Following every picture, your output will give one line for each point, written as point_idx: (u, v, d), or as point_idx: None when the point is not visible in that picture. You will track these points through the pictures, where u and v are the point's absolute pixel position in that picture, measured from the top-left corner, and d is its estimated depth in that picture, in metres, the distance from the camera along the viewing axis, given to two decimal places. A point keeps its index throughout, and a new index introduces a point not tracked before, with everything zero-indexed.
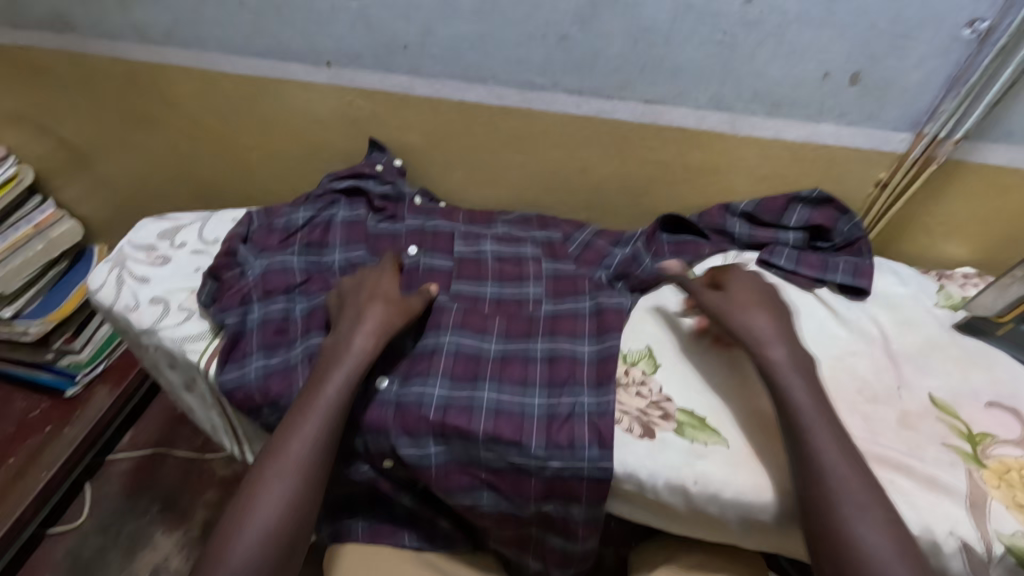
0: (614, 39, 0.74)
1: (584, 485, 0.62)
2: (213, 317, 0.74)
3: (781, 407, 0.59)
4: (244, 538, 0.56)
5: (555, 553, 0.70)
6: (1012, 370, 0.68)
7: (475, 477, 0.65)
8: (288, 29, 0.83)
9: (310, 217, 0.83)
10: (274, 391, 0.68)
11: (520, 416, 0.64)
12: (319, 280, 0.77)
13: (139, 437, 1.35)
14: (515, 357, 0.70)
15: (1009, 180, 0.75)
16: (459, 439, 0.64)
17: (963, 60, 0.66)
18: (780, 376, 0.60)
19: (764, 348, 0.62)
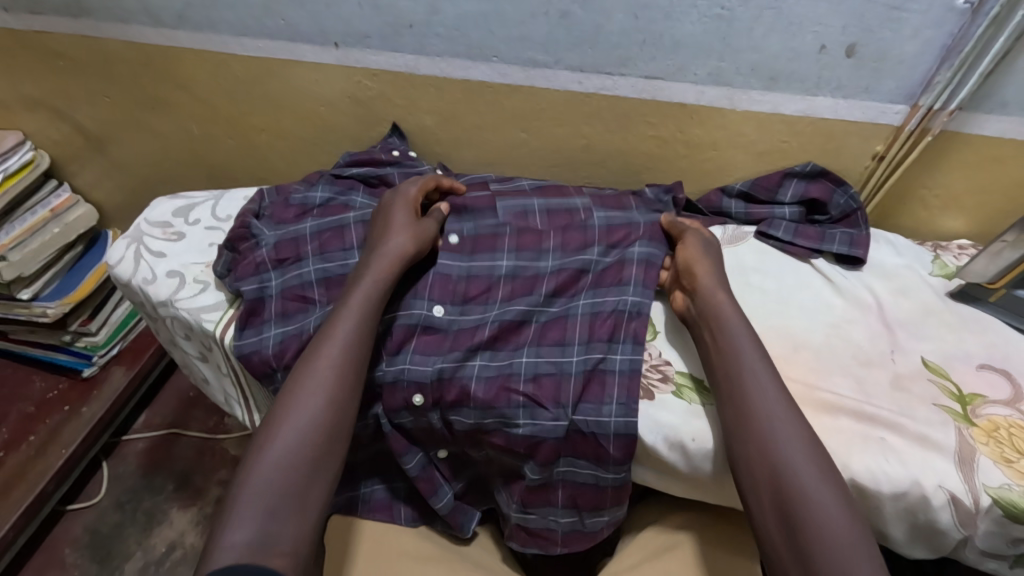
0: (615, 15, 0.75)
1: (619, 381, 0.66)
2: (230, 285, 0.76)
3: (719, 349, 0.63)
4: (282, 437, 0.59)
5: (586, 488, 0.68)
6: (1003, 335, 0.70)
7: (515, 394, 0.67)
8: (296, 9, 0.85)
9: (326, 198, 0.85)
10: (289, 354, 0.71)
11: (564, 320, 0.71)
12: (331, 243, 0.78)
13: (155, 418, 1.39)
14: (571, 268, 0.73)
15: (1004, 151, 0.77)
16: (508, 352, 0.70)
17: (956, 31, 0.67)
18: (723, 318, 0.64)
19: (709, 291, 0.67)
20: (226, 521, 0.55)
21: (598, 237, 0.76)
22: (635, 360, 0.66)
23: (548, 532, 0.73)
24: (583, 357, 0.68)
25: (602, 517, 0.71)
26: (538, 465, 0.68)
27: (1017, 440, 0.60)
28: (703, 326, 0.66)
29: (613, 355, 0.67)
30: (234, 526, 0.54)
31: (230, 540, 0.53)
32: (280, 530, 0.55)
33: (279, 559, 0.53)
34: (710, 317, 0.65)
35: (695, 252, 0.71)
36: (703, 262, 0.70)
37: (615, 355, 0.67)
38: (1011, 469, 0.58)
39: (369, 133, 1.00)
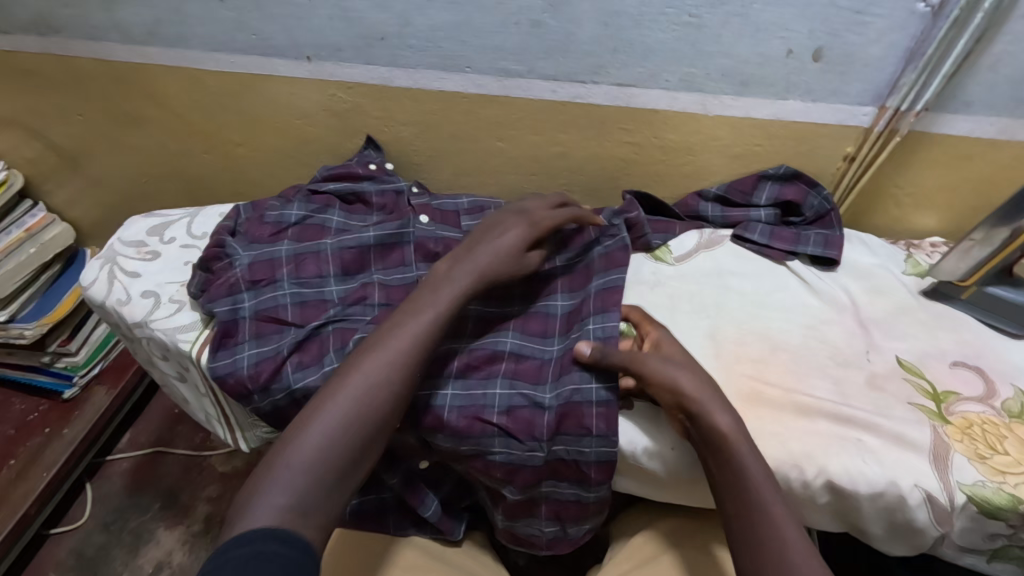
0: (585, 24, 0.75)
1: (595, 412, 0.64)
2: (203, 308, 0.76)
3: (735, 483, 0.57)
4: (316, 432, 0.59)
5: (568, 504, 0.70)
6: (976, 332, 0.71)
7: (488, 424, 0.65)
8: (267, 24, 0.85)
9: (303, 215, 0.85)
10: (262, 377, 0.70)
11: (540, 359, 0.69)
12: (307, 268, 0.78)
13: (139, 437, 1.37)
14: (535, 313, 0.73)
15: (972, 149, 0.78)
16: (478, 378, 0.68)
17: (919, 34, 0.68)
18: (733, 446, 0.58)
19: (708, 413, 0.59)
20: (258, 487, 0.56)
21: (559, 279, 0.76)
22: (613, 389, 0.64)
23: (534, 538, 0.76)
24: (555, 392, 0.66)
25: (579, 527, 0.73)
26: (518, 488, 0.69)
27: (990, 437, 0.61)
28: (710, 456, 0.59)
29: (581, 380, 0.65)
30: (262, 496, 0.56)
31: (272, 499, 0.55)
32: (318, 500, 0.57)
33: (315, 528, 0.56)
34: (718, 447, 0.58)
35: (668, 355, 0.64)
36: (687, 375, 0.61)
37: (580, 382, 0.65)
38: (985, 466, 0.59)
39: (347, 146, 1.00)
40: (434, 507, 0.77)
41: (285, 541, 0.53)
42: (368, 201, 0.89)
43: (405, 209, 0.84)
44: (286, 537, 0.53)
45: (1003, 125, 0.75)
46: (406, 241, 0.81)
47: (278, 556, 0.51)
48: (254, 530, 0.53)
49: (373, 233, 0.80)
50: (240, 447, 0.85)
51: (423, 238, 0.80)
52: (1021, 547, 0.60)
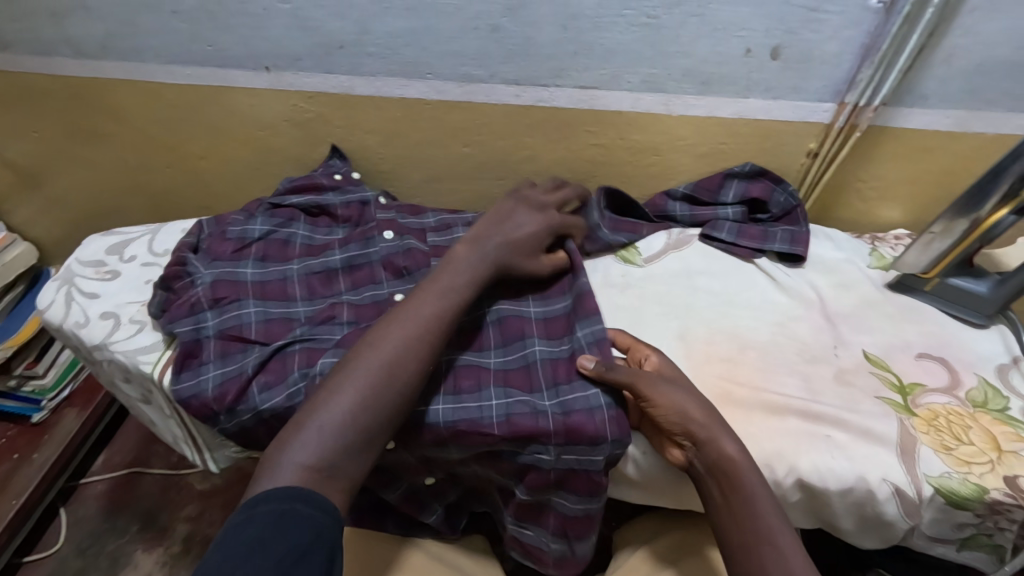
0: (544, 27, 0.75)
1: (606, 418, 0.61)
2: (165, 330, 0.73)
3: (738, 511, 0.55)
4: (330, 412, 0.57)
5: (576, 520, 0.67)
6: (940, 323, 0.72)
7: (491, 435, 0.62)
8: (222, 34, 0.83)
9: (267, 231, 0.83)
10: (228, 399, 0.68)
11: (528, 365, 0.67)
12: (274, 290, 0.77)
13: (113, 458, 1.34)
14: (510, 317, 0.72)
15: (930, 142, 0.79)
16: (471, 394, 0.65)
17: (873, 30, 0.69)
18: (738, 473, 0.56)
19: (714, 439, 0.58)
20: (279, 452, 0.56)
21: (530, 288, 0.75)
22: (616, 397, 0.63)
23: (539, 552, 0.73)
24: (555, 399, 0.64)
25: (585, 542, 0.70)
26: (527, 489, 0.66)
27: (955, 427, 0.62)
28: (714, 483, 0.58)
29: (578, 390, 0.64)
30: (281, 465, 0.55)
31: (297, 457, 0.55)
32: (341, 465, 0.56)
33: (336, 493, 0.56)
34: (725, 474, 0.57)
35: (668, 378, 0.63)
36: (689, 398, 0.60)
37: (576, 393, 0.64)
38: (951, 457, 0.60)
39: (312, 156, 0.98)
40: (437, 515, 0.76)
41: (307, 502, 0.53)
42: (332, 214, 0.87)
43: (370, 226, 0.83)
44: (310, 497, 0.53)
45: (959, 118, 0.76)
46: (372, 258, 0.80)
47: (297, 518, 0.52)
48: (281, 489, 0.53)
49: (341, 257, 0.81)
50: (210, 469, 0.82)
51: (389, 253, 0.80)
52: (989, 535, 0.61)
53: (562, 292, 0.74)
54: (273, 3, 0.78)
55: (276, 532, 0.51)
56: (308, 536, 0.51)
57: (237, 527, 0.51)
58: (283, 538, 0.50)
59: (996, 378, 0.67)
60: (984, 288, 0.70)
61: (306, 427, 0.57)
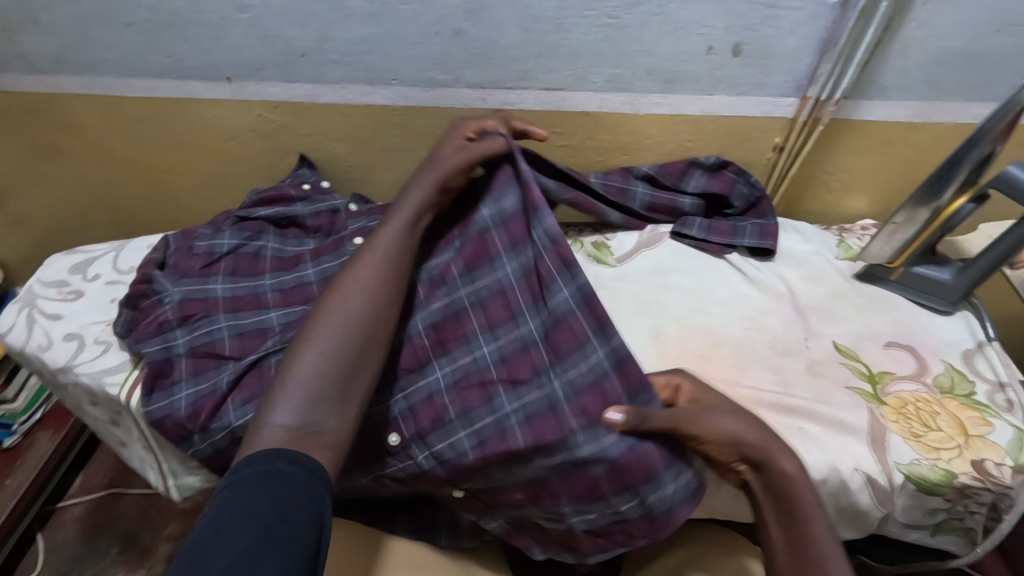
0: (506, 29, 0.75)
1: (581, 317, 0.63)
2: (134, 353, 0.72)
3: (792, 534, 0.53)
4: (300, 373, 0.57)
5: (629, 463, 0.58)
6: (907, 311, 0.73)
7: (489, 384, 0.63)
8: (180, 45, 0.81)
9: (235, 245, 0.82)
10: (203, 417, 0.67)
11: (501, 292, 0.67)
12: (245, 303, 0.76)
13: (91, 480, 1.30)
14: (472, 240, 0.70)
15: (892, 133, 0.80)
16: (460, 346, 0.66)
17: (830, 24, 0.70)
18: (795, 492, 0.55)
19: (773, 459, 0.56)
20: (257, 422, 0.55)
21: (481, 195, 0.72)
22: (587, 287, 0.64)
23: (614, 526, 0.62)
24: (538, 321, 0.66)
25: (663, 489, 0.59)
26: (553, 454, 0.59)
27: (924, 414, 0.63)
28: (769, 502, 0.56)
29: (553, 299, 0.65)
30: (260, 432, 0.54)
31: (275, 419, 0.54)
32: (320, 422, 0.55)
33: (321, 450, 0.54)
34: (782, 495, 0.55)
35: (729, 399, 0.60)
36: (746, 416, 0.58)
37: (551, 304, 0.65)
38: (920, 444, 0.61)
39: (279, 165, 0.96)
40: (496, 521, 0.69)
41: (293, 462, 0.51)
42: (303, 224, 0.86)
43: (342, 235, 0.81)
44: (293, 457, 0.52)
45: (918, 109, 0.77)
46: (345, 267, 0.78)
47: (283, 476, 0.50)
48: (263, 450, 0.52)
49: (314, 270, 0.79)
50: (173, 497, 0.79)
51: None
52: (961, 518, 0.62)
53: (509, 182, 0.71)
54: (232, 12, 0.77)
55: (259, 490, 0.49)
56: (292, 494, 0.49)
57: (223, 490, 0.50)
58: (265, 496, 0.48)
59: (961, 364, 0.68)
60: (947, 275, 0.72)
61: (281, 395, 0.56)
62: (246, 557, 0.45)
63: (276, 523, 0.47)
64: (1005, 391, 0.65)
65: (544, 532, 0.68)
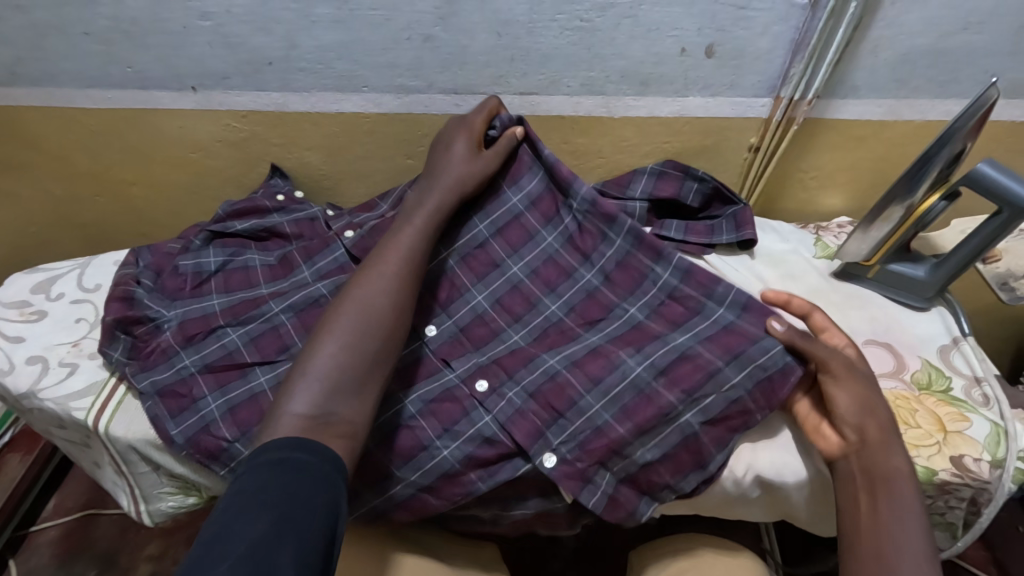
0: (478, 34, 0.73)
1: (640, 254, 0.71)
2: (141, 385, 0.69)
3: (881, 524, 0.53)
4: (326, 363, 0.59)
5: (722, 336, 0.64)
6: (885, 308, 0.74)
7: (570, 329, 0.70)
8: (141, 55, 0.79)
9: (222, 260, 0.80)
10: (244, 421, 0.65)
11: (552, 258, 0.74)
12: (244, 309, 0.74)
13: (67, 501, 1.23)
14: (506, 224, 0.75)
15: (865, 131, 0.81)
16: (527, 309, 0.72)
17: (801, 25, 0.70)
18: (899, 487, 0.54)
19: (886, 445, 0.56)
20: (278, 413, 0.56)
21: (500, 180, 0.76)
22: (637, 227, 0.71)
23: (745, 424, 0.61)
24: (594, 269, 0.73)
25: (767, 349, 0.61)
26: (658, 372, 0.63)
27: (903, 411, 0.63)
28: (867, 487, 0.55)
29: (607, 248, 0.73)
30: (282, 422, 0.55)
31: (290, 407, 0.56)
32: (337, 411, 0.57)
33: (336, 438, 0.56)
34: (880, 480, 0.55)
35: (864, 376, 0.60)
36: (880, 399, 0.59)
37: (608, 249, 0.73)
38: None
39: (249, 176, 0.94)
40: (598, 492, 0.60)
41: (307, 451, 0.52)
42: (282, 234, 0.83)
43: (328, 234, 0.81)
44: (310, 446, 0.53)
45: (890, 106, 0.78)
46: (340, 262, 0.78)
47: (298, 466, 0.51)
48: (280, 438, 0.53)
49: (310, 272, 0.78)
50: (146, 522, 0.75)
51: (357, 245, 0.78)
52: (942, 513, 0.63)
53: (528, 167, 0.75)
54: (193, 20, 0.74)
55: (273, 479, 0.50)
56: (307, 485, 0.50)
57: (238, 479, 0.51)
58: (280, 485, 0.49)
59: (938, 359, 0.68)
60: (922, 272, 0.72)
61: (303, 386, 0.57)
62: (261, 543, 0.45)
63: (291, 514, 0.47)
64: (982, 385, 0.66)
65: (651, 470, 0.61)
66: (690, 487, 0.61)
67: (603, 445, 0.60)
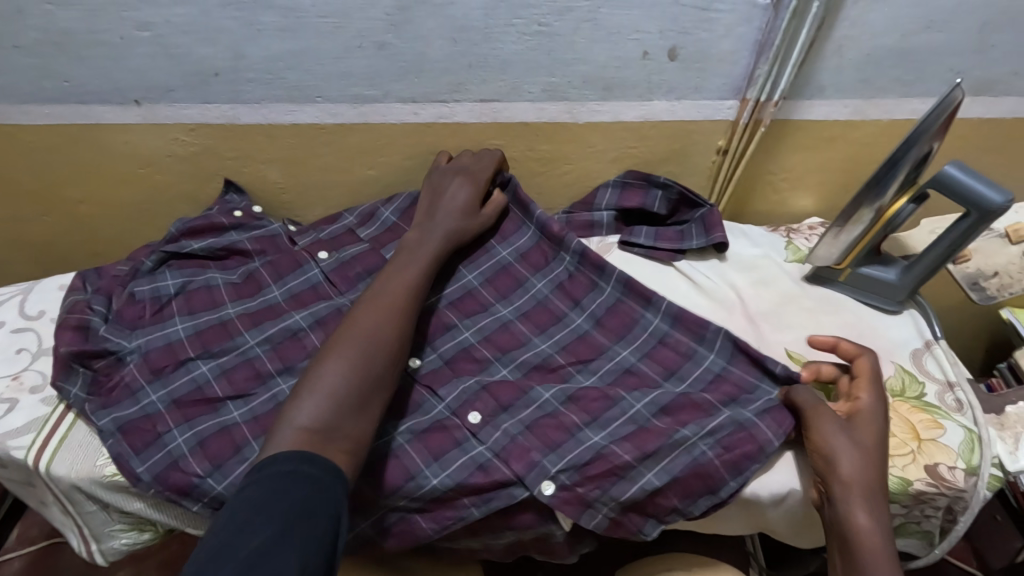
0: (432, 40, 0.71)
1: (632, 302, 0.72)
2: (101, 423, 0.64)
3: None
4: (325, 387, 0.55)
5: (723, 380, 0.65)
6: (857, 312, 0.73)
7: (561, 365, 0.68)
8: (78, 67, 0.74)
9: (183, 283, 0.75)
10: (216, 455, 0.62)
11: (542, 303, 0.73)
12: (213, 336, 0.70)
13: (32, 527, 1.03)
14: (494, 272, 0.75)
15: (833, 132, 0.79)
16: (516, 347, 0.70)
17: (764, 26, 0.68)
18: (861, 548, 0.53)
19: (848, 504, 0.55)
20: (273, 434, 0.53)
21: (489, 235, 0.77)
22: (626, 276, 0.72)
23: (756, 438, 0.60)
24: (585, 313, 0.72)
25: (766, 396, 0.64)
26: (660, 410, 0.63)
27: None
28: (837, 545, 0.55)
29: (597, 296, 0.73)
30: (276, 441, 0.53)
31: (295, 419, 0.53)
32: (343, 427, 0.54)
33: (339, 453, 0.53)
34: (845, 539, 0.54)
35: (868, 410, 0.59)
36: (860, 447, 0.56)
37: (599, 297, 0.73)
38: None
39: (203, 192, 0.89)
40: (599, 514, 0.59)
41: (314, 463, 0.50)
42: (243, 251, 0.79)
43: (296, 252, 0.79)
44: (313, 459, 0.51)
45: (856, 106, 0.76)
46: (312, 282, 0.77)
47: (306, 478, 0.49)
48: (284, 452, 0.51)
49: (280, 291, 0.76)
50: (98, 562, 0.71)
51: (333, 270, 0.77)
52: (918, 522, 0.62)
53: (517, 226, 0.78)
54: (132, 30, 0.70)
55: (280, 491, 0.47)
56: (315, 497, 0.48)
57: (242, 491, 0.48)
58: (287, 496, 0.47)
59: (911, 364, 0.67)
60: (893, 275, 0.71)
61: (304, 406, 0.54)
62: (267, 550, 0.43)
63: (294, 527, 0.45)
64: (955, 390, 0.65)
65: (658, 495, 0.59)
66: (702, 510, 0.60)
67: (604, 468, 0.59)
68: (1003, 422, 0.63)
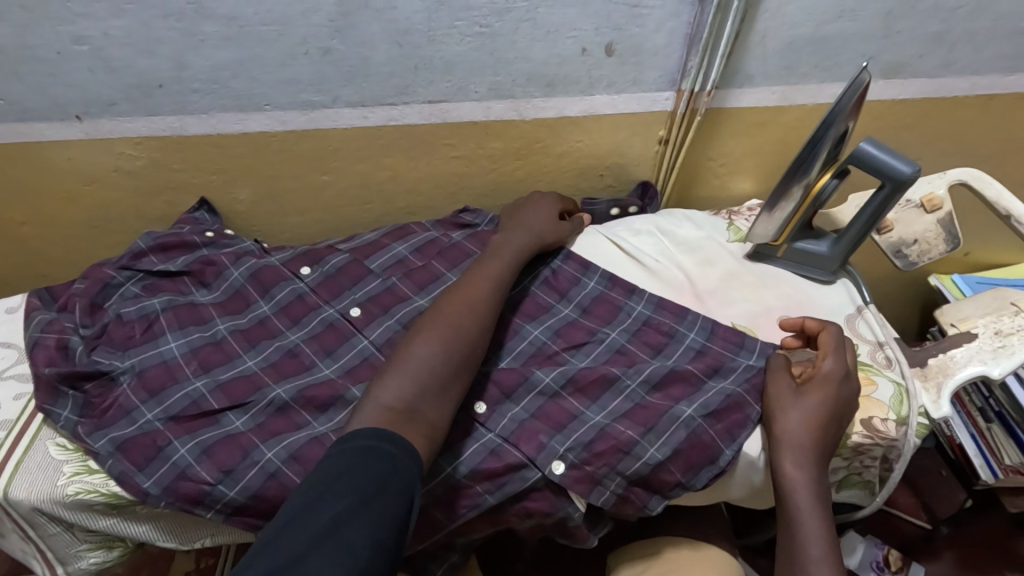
0: (377, 45, 0.72)
1: (615, 292, 0.76)
2: (97, 445, 0.62)
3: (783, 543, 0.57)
4: (414, 366, 0.57)
5: (699, 355, 0.69)
6: (796, 284, 0.78)
7: (557, 354, 0.70)
8: (13, 85, 0.73)
9: (168, 300, 0.74)
10: (225, 461, 0.61)
11: (531, 295, 0.76)
12: (211, 356, 0.70)
13: None
14: None
15: (766, 118, 0.84)
16: (510, 337, 0.72)
17: (693, 20, 0.72)
18: (793, 500, 0.58)
19: (779, 462, 0.60)
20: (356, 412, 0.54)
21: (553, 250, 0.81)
22: (609, 272, 0.78)
23: (739, 407, 0.64)
24: (572, 305, 0.76)
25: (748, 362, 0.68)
26: (653, 385, 0.66)
27: None
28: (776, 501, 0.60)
29: (584, 289, 0.77)
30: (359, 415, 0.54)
31: (380, 397, 0.55)
32: (421, 409, 0.55)
33: (418, 435, 0.53)
34: (779, 494, 0.59)
35: (825, 374, 0.62)
36: (789, 409, 0.61)
37: (584, 291, 0.77)
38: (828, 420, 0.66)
39: (152, 206, 0.88)
40: (607, 491, 0.61)
41: (394, 444, 0.49)
42: (216, 263, 0.79)
43: (277, 267, 0.79)
44: (394, 439, 0.50)
45: (783, 93, 0.82)
46: (299, 292, 0.76)
47: (388, 456, 0.48)
48: (364, 427, 0.50)
49: (268, 305, 0.76)
50: None
51: (317, 284, 0.77)
52: (859, 473, 0.67)
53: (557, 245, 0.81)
54: (68, 44, 0.69)
55: (363, 464, 0.46)
56: (392, 477, 0.46)
57: (326, 458, 0.47)
58: (369, 471, 0.46)
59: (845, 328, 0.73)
60: (824, 247, 0.77)
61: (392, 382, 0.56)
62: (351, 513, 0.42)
63: (373, 497, 0.43)
64: (884, 348, 0.70)
65: (661, 469, 0.61)
66: (702, 482, 0.62)
67: (608, 445, 0.61)
68: (927, 373, 0.68)
